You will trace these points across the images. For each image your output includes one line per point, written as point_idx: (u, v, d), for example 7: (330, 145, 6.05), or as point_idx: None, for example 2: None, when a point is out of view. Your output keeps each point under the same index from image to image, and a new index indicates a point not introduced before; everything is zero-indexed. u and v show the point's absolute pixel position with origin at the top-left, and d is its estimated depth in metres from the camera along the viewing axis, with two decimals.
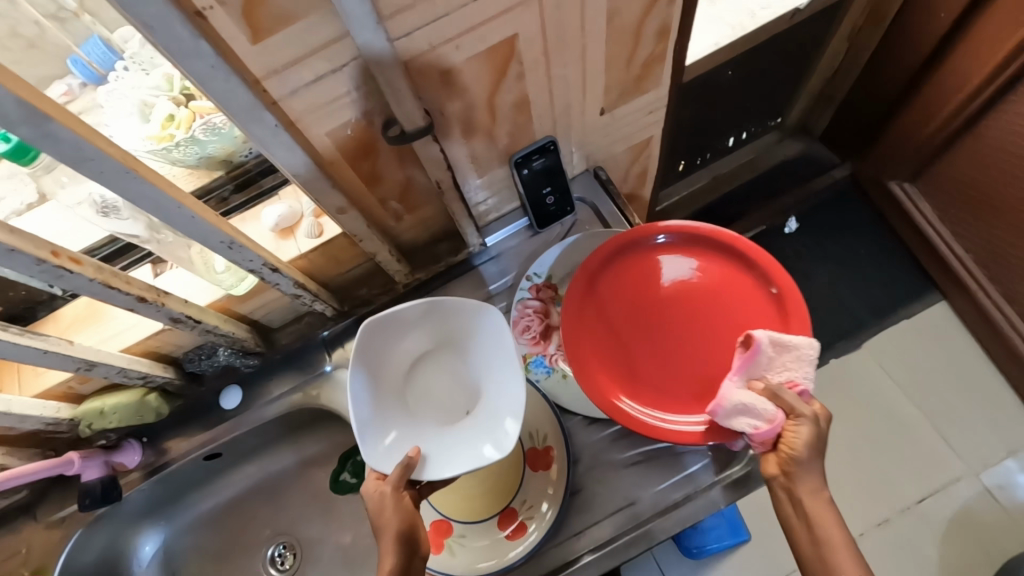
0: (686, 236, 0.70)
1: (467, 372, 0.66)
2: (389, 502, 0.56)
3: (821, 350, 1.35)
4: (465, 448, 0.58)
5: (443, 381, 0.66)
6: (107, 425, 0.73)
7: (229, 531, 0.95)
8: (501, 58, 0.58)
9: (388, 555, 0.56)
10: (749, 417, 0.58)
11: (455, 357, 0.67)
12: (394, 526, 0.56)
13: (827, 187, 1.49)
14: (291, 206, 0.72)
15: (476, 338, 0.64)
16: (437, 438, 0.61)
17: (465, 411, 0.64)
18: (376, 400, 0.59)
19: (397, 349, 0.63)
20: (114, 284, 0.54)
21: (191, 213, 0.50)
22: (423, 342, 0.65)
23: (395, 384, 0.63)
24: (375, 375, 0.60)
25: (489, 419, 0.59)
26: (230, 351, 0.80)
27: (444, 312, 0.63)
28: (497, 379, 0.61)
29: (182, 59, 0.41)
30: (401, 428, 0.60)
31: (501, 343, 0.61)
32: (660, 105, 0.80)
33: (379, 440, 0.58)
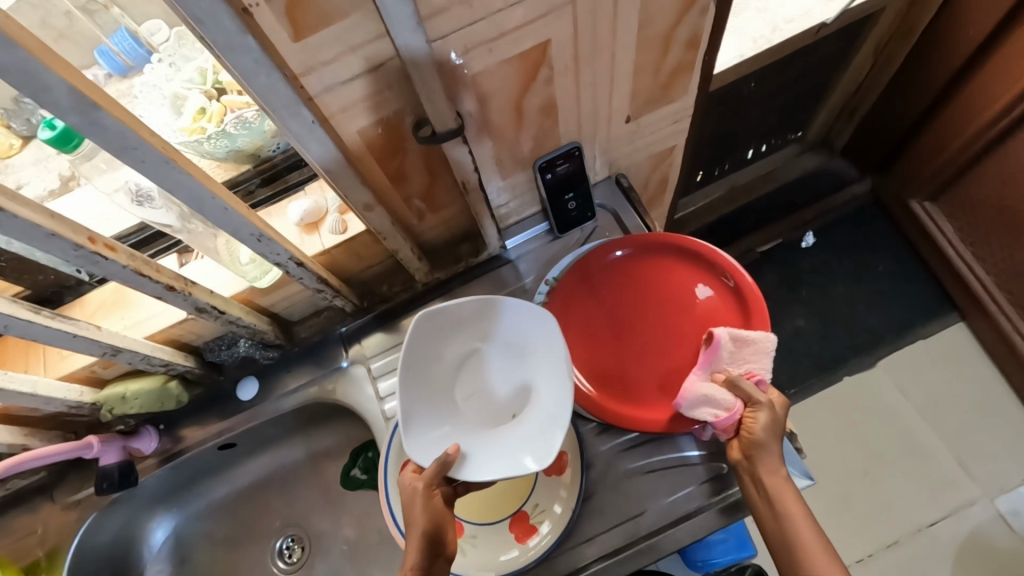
0: (643, 246, 0.77)
1: (517, 374, 0.65)
2: (419, 499, 0.58)
3: (835, 366, 1.34)
4: (505, 455, 0.59)
5: (491, 379, 0.65)
6: (128, 410, 0.74)
7: (239, 521, 0.96)
8: (532, 62, 0.58)
9: (411, 551, 0.58)
10: (711, 405, 0.64)
11: (505, 358, 0.65)
12: (421, 524, 0.58)
13: (847, 202, 1.48)
14: (316, 202, 0.73)
15: (525, 343, 0.63)
16: (478, 438, 0.61)
17: (510, 414, 0.63)
18: (419, 396, 0.59)
19: (446, 345, 0.63)
20: (146, 272, 0.55)
21: (224, 205, 0.51)
22: (472, 340, 0.64)
23: (441, 380, 0.62)
24: (422, 369, 0.60)
25: (531, 429, 0.59)
26: (250, 343, 0.81)
27: (499, 313, 0.63)
28: (543, 390, 0.61)
29: (227, 54, 0.41)
30: (444, 424, 0.61)
31: (557, 351, 0.60)
32: (685, 114, 0.80)
33: (421, 435, 0.59)
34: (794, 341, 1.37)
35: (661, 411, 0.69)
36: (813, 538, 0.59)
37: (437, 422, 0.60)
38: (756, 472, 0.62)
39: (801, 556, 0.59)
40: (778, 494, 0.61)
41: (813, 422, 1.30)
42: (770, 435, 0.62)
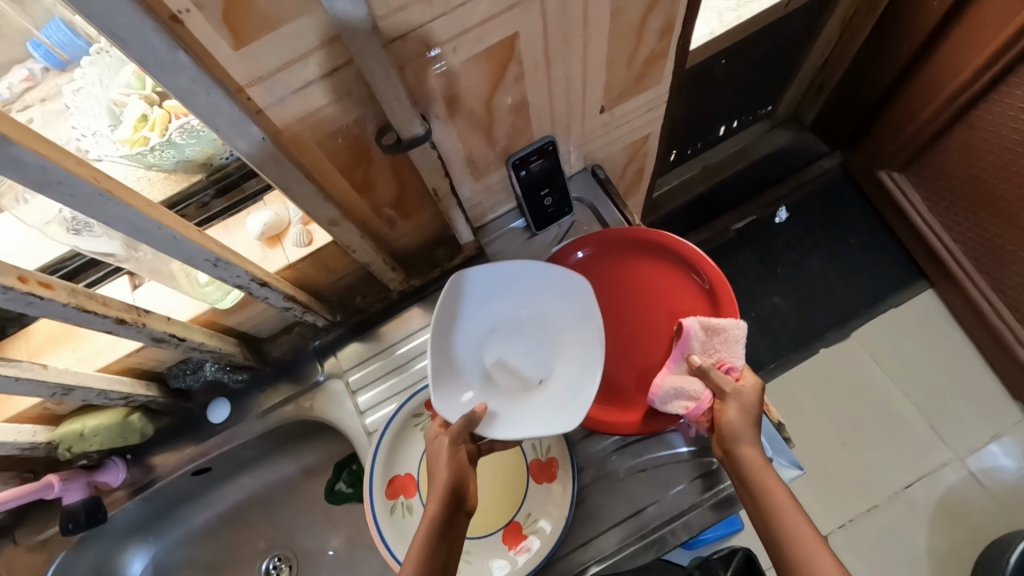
0: (602, 248, 0.75)
1: (549, 339, 0.64)
2: (445, 451, 0.57)
3: (811, 340, 1.36)
4: (538, 418, 0.58)
5: (522, 343, 0.63)
6: (88, 448, 0.69)
7: (221, 544, 0.92)
8: (501, 58, 0.55)
9: (432, 501, 0.56)
10: (680, 397, 0.63)
11: (535, 323, 0.64)
12: (444, 477, 0.56)
13: (818, 176, 1.49)
14: (277, 213, 0.68)
15: (558, 309, 0.64)
16: (506, 399, 0.60)
17: (540, 379, 0.62)
18: (447, 350, 0.59)
19: (474, 305, 0.62)
20: (91, 307, 0.50)
21: (172, 233, 0.47)
22: (503, 304, 0.64)
23: (469, 340, 0.61)
24: (452, 324, 0.60)
25: (558, 395, 0.60)
26: (217, 366, 0.76)
27: (532, 276, 0.63)
28: (573, 356, 0.62)
29: (158, 71, 0.37)
30: (470, 386, 0.60)
31: (594, 315, 0.62)
32: (660, 102, 0.78)
33: (449, 390, 0.58)
34: (772, 318, 1.38)
35: (635, 411, 0.68)
36: (807, 532, 0.54)
37: (466, 379, 0.59)
38: (734, 460, 0.59)
39: (796, 553, 0.53)
40: (765, 482, 0.57)
41: (793, 397, 1.32)
42: (749, 423, 0.59)
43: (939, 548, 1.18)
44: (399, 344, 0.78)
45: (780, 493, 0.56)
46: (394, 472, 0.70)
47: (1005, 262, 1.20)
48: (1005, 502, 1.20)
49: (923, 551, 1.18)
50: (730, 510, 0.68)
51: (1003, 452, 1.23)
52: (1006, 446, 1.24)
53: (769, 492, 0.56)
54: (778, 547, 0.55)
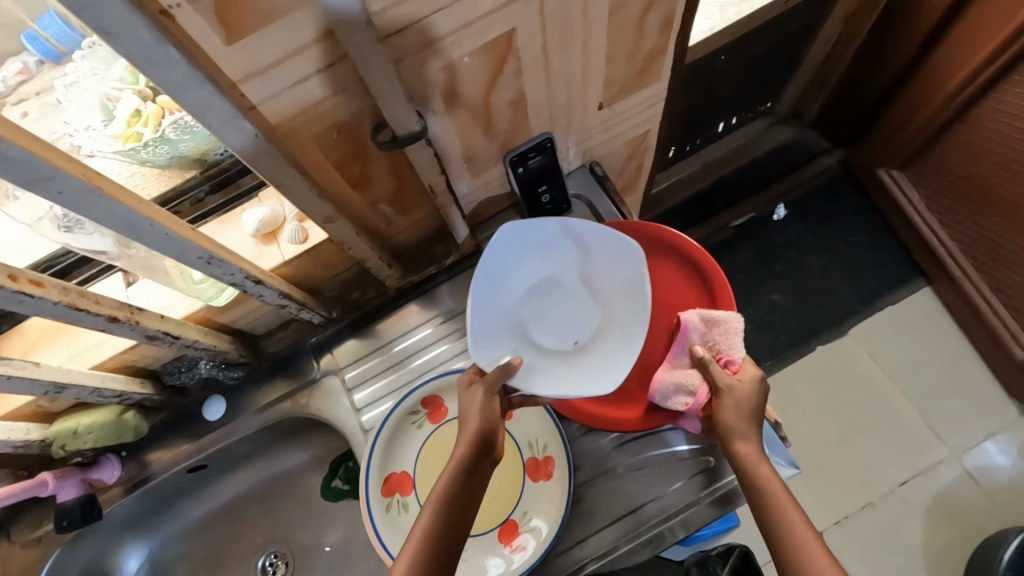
0: None
1: (586, 307, 0.67)
2: (480, 398, 0.58)
3: (809, 337, 1.36)
4: (569, 379, 0.62)
5: (560, 305, 0.67)
6: (82, 446, 0.69)
7: (218, 540, 0.92)
8: (499, 54, 0.54)
9: (461, 447, 0.57)
10: (679, 392, 0.63)
11: (574, 289, 0.68)
12: (475, 424, 0.57)
13: (817, 173, 1.48)
14: (273, 210, 0.68)
15: (604, 279, 0.67)
16: (542, 355, 0.63)
17: (572, 342, 0.65)
18: (494, 299, 0.62)
19: (522, 261, 0.64)
20: (82, 306, 0.50)
21: (165, 230, 0.46)
22: (546, 265, 0.66)
23: (514, 293, 0.64)
24: (501, 275, 0.63)
25: (592, 363, 0.64)
26: (211, 364, 0.76)
27: (580, 243, 0.66)
28: (614, 327, 0.65)
29: (148, 66, 0.36)
30: (509, 338, 0.62)
31: (636, 294, 0.64)
32: (660, 98, 0.77)
33: (491, 339, 0.61)
34: (771, 315, 1.38)
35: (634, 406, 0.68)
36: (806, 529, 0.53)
37: (507, 332, 0.62)
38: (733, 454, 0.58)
39: (793, 551, 0.52)
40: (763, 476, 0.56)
41: (791, 394, 1.32)
42: (749, 419, 0.59)
43: (933, 545, 1.19)
44: (396, 341, 0.78)
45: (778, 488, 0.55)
46: (390, 470, 0.70)
47: (1003, 261, 1.20)
48: (1000, 500, 1.20)
49: (917, 548, 1.19)
50: (726, 509, 0.68)
51: (999, 450, 1.24)
52: (1001, 443, 1.24)
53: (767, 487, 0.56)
54: (774, 542, 0.54)
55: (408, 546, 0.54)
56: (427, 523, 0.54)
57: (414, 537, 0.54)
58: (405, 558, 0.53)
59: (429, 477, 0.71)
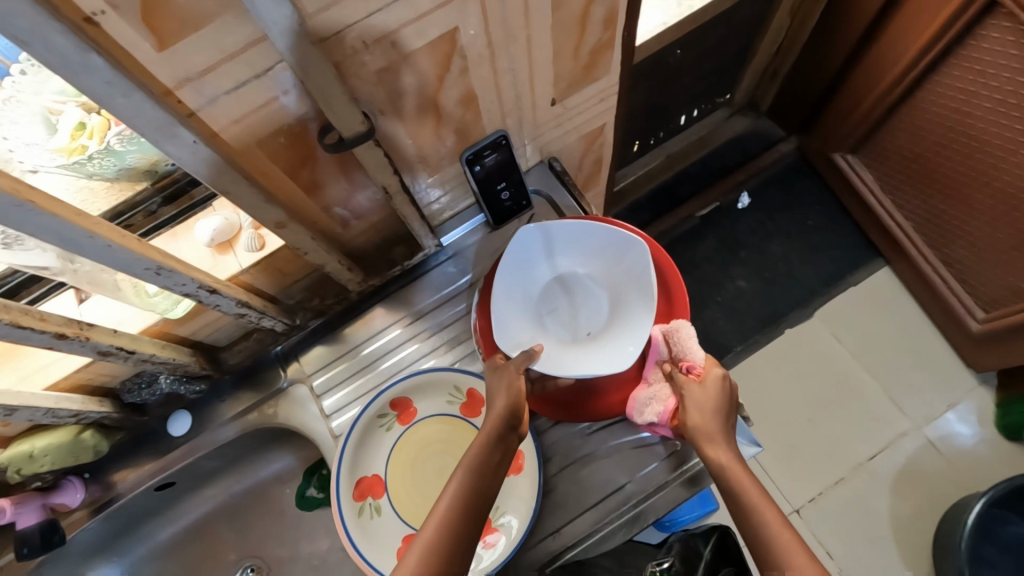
0: None
1: (600, 300, 0.72)
2: (506, 379, 0.63)
3: (775, 321, 1.39)
4: (585, 362, 0.67)
5: (574, 298, 0.73)
6: (38, 469, 0.67)
7: (192, 559, 0.90)
8: (443, 53, 0.55)
9: (486, 425, 0.60)
10: (650, 405, 0.66)
11: (588, 285, 0.73)
12: (500, 404, 0.62)
13: (776, 161, 1.52)
14: (227, 219, 0.67)
15: (613, 271, 0.72)
16: (559, 346, 0.69)
17: (586, 332, 0.71)
18: (511, 296, 0.70)
19: (536, 261, 0.72)
20: (25, 323, 0.48)
21: (106, 242, 0.45)
22: (564, 262, 0.74)
23: (529, 291, 0.72)
24: (518, 275, 0.71)
25: (606, 347, 0.67)
26: (173, 377, 0.74)
27: (590, 238, 0.71)
28: (626, 315, 0.69)
29: (72, 74, 0.36)
30: (527, 331, 0.70)
31: (643, 289, 0.67)
32: (612, 92, 0.79)
33: (512, 331, 0.69)
34: (738, 301, 1.41)
35: (606, 400, 0.70)
36: (759, 495, 0.54)
37: (525, 326, 0.70)
38: (692, 436, 0.60)
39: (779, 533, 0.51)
40: (715, 454, 0.58)
41: (761, 377, 1.36)
42: (718, 421, 0.60)
43: (902, 513, 1.23)
44: (363, 345, 0.78)
45: (733, 464, 0.57)
46: (361, 473, 0.70)
47: (951, 238, 1.25)
48: (963, 468, 1.25)
49: (887, 517, 1.23)
50: (687, 496, 0.69)
51: (959, 419, 1.29)
52: (961, 412, 1.29)
53: (713, 464, 0.58)
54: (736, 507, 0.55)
55: (443, 500, 0.55)
56: (460, 484, 0.56)
57: (449, 491, 0.55)
58: (440, 511, 0.54)
59: (400, 478, 0.71)
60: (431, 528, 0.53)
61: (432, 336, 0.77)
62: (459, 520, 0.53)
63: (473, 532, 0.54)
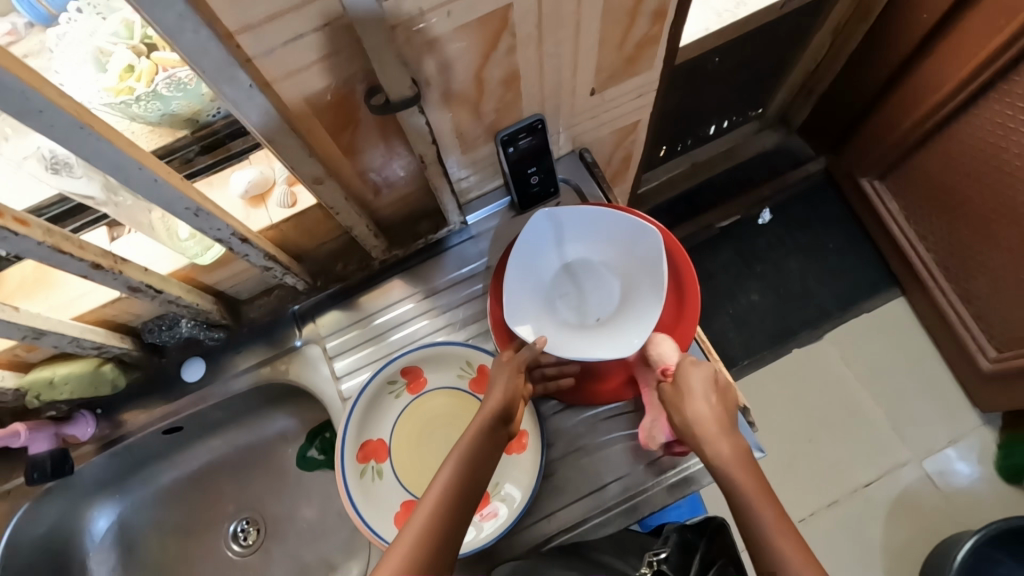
0: None
1: (612, 288, 0.73)
2: (505, 373, 0.65)
3: (784, 338, 1.39)
4: (591, 347, 0.68)
5: (587, 284, 0.74)
6: (58, 396, 0.69)
7: (190, 506, 0.91)
8: (493, 29, 0.55)
9: (481, 416, 0.61)
10: (654, 429, 0.68)
11: (601, 271, 0.74)
12: (497, 397, 0.63)
13: (802, 180, 1.51)
14: (263, 172, 0.69)
15: (626, 260, 0.73)
16: (567, 330, 0.71)
17: (595, 318, 0.72)
18: (523, 280, 0.71)
19: (551, 246, 0.73)
20: (66, 249, 0.50)
21: (154, 176, 0.47)
22: (578, 248, 0.74)
23: (542, 275, 0.73)
24: (531, 260, 0.72)
25: (614, 334, 0.69)
26: (193, 323, 0.76)
27: (605, 225, 0.72)
28: (636, 304, 0.70)
29: (147, 6, 0.37)
30: (536, 313, 0.71)
31: (655, 281, 0.68)
32: (650, 89, 0.79)
33: (521, 312, 0.70)
34: (749, 315, 1.41)
35: (607, 385, 0.72)
36: (755, 489, 0.54)
37: (535, 308, 0.71)
38: (684, 436, 0.61)
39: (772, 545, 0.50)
40: (714, 448, 0.58)
41: (764, 393, 1.36)
42: (710, 417, 0.60)
43: (892, 543, 1.23)
44: (377, 314, 0.79)
45: (731, 457, 0.57)
46: (366, 436, 0.71)
47: (972, 272, 1.23)
48: (958, 505, 1.25)
49: (876, 545, 1.23)
50: (677, 496, 0.69)
51: (959, 457, 1.28)
52: (962, 450, 1.29)
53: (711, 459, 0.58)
54: (734, 495, 0.55)
55: (436, 488, 0.55)
56: (454, 470, 0.56)
57: (443, 477, 0.56)
58: (430, 506, 0.53)
59: (404, 445, 0.73)
60: (423, 516, 0.52)
61: (447, 312, 0.78)
62: (452, 507, 0.53)
63: (464, 520, 0.54)
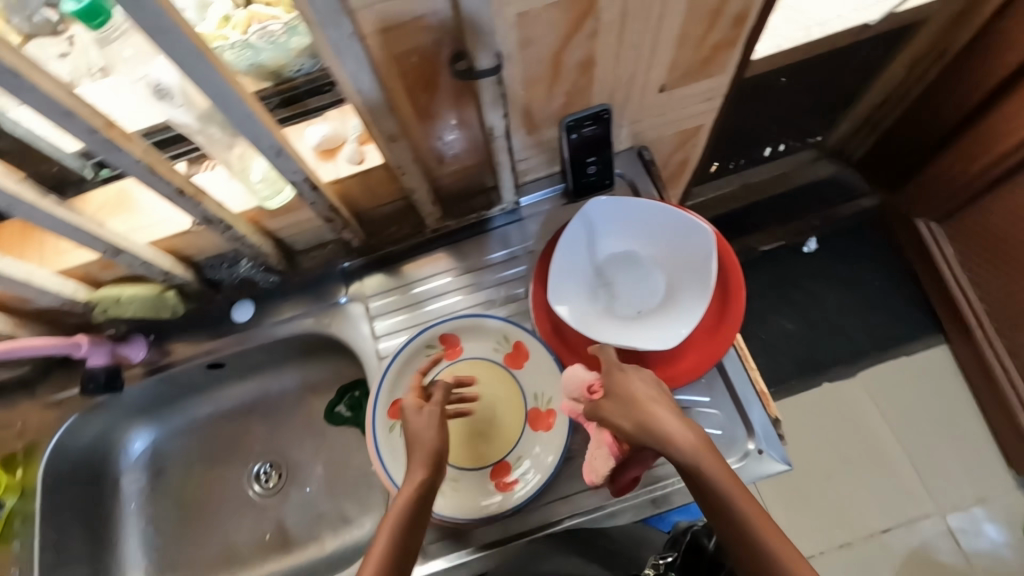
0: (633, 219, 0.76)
1: (657, 282, 0.74)
2: (431, 419, 0.63)
3: (816, 370, 1.36)
4: (633, 336, 0.69)
5: (632, 276, 0.74)
6: (123, 313, 0.74)
7: (217, 443, 0.94)
8: (579, 11, 0.57)
9: (417, 468, 0.60)
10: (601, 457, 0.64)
11: (648, 265, 0.75)
12: (430, 442, 0.62)
13: (853, 214, 1.49)
14: (336, 129, 0.72)
15: (674, 256, 0.73)
16: (609, 318, 0.71)
17: (637, 310, 0.73)
18: (570, 265, 0.72)
19: (601, 234, 0.74)
20: (159, 170, 0.53)
21: (249, 111, 0.50)
22: (627, 241, 0.75)
23: (588, 263, 0.74)
24: (579, 247, 0.73)
25: (656, 326, 0.69)
26: (252, 263, 0.80)
27: (656, 219, 0.73)
28: (680, 300, 0.70)
29: None
30: (580, 297, 0.72)
31: (703, 278, 0.69)
32: (718, 94, 0.79)
33: (566, 293, 0.71)
34: (781, 342, 1.39)
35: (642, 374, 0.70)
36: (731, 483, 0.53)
37: (579, 292, 0.72)
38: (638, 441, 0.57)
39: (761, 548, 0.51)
40: (679, 442, 0.54)
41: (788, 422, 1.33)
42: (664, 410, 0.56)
43: None
44: (422, 280, 0.82)
45: (698, 446, 0.55)
46: (399, 394, 0.74)
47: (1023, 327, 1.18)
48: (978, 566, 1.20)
49: None
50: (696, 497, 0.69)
51: (986, 517, 1.23)
52: (991, 511, 1.24)
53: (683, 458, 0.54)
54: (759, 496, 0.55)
55: (371, 562, 0.55)
56: (390, 534, 0.56)
57: (379, 545, 0.56)
58: None
59: None
60: None
61: (488, 288, 0.80)
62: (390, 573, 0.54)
63: None
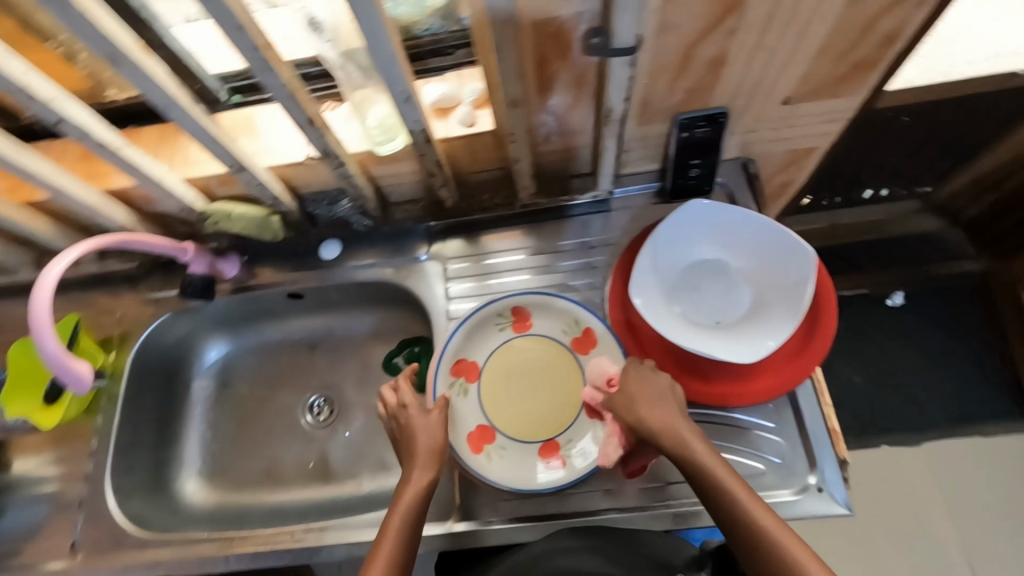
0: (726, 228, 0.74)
1: (742, 296, 0.72)
2: (435, 421, 0.66)
3: (877, 430, 1.29)
4: (712, 345, 0.67)
5: (716, 286, 0.73)
6: (231, 228, 0.79)
7: (282, 366, 0.99)
8: (725, 5, 0.56)
9: (428, 464, 0.63)
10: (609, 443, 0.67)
11: (734, 277, 0.73)
12: (436, 440, 0.65)
13: (951, 276, 1.37)
14: (453, 89, 0.73)
15: (763, 271, 0.71)
16: (686, 323, 0.70)
17: (715, 320, 0.71)
18: (654, 264, 0.71)
19: (690, 239, 0.73)
20: (299, 97, 0.57)
21: (393, 53, 0.53)
22: (715, 249, 0.74)
23: (672, 265, 0.73)
24: (665, 248, 0.72)
25: (736, 337, 0.68)
26: (352, 206, 0.84)
27: (752, 231, 0.71)
28: (765, 316, 0.69)
29: None
30: (659, 297, 0.71)
31: (794, 296, 0.67)
32: (844, 116, 0.76)
33: (646, 291, 0.70)
34: (844, 392, 1.32)
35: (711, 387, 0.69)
36: (731, 478, 0.56)
37: (659, 292, 0.71)
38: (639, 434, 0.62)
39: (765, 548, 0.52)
40: (672, 436, 0.60)
41: None
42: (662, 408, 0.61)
43: None
44: (506, 252, 0.83)
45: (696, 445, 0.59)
46: (464, 355, 0.76)
47: None
48: None
49: None
50: None
51: None
52: None
53: (687, 450, 0.59)
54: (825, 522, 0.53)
55: (382, 551, 0.57)
56: (401, 517, 0.60)
57: (391, 530, 0.59)
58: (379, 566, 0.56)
59: (494, 375, 0.76)
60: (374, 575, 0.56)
61: (566, 272, 0.81)
62: (402, 555, 0.58)
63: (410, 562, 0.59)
